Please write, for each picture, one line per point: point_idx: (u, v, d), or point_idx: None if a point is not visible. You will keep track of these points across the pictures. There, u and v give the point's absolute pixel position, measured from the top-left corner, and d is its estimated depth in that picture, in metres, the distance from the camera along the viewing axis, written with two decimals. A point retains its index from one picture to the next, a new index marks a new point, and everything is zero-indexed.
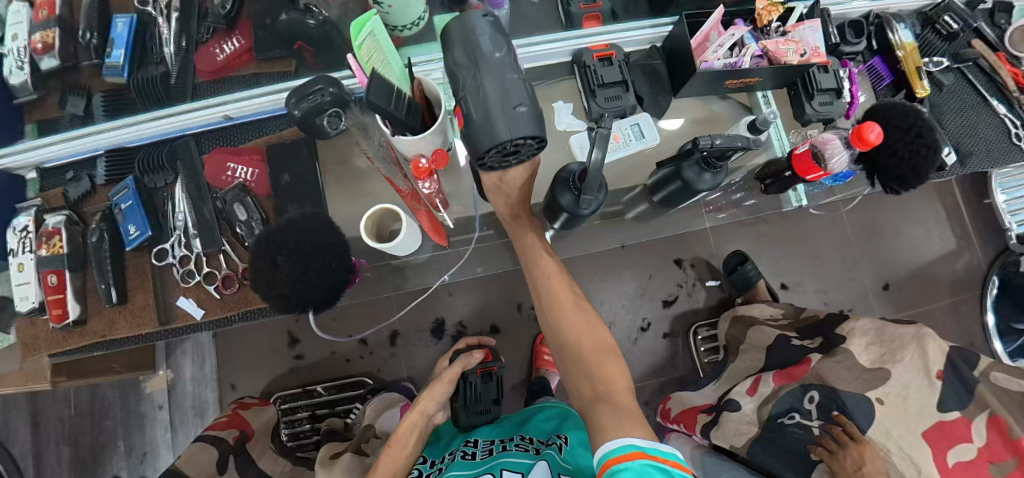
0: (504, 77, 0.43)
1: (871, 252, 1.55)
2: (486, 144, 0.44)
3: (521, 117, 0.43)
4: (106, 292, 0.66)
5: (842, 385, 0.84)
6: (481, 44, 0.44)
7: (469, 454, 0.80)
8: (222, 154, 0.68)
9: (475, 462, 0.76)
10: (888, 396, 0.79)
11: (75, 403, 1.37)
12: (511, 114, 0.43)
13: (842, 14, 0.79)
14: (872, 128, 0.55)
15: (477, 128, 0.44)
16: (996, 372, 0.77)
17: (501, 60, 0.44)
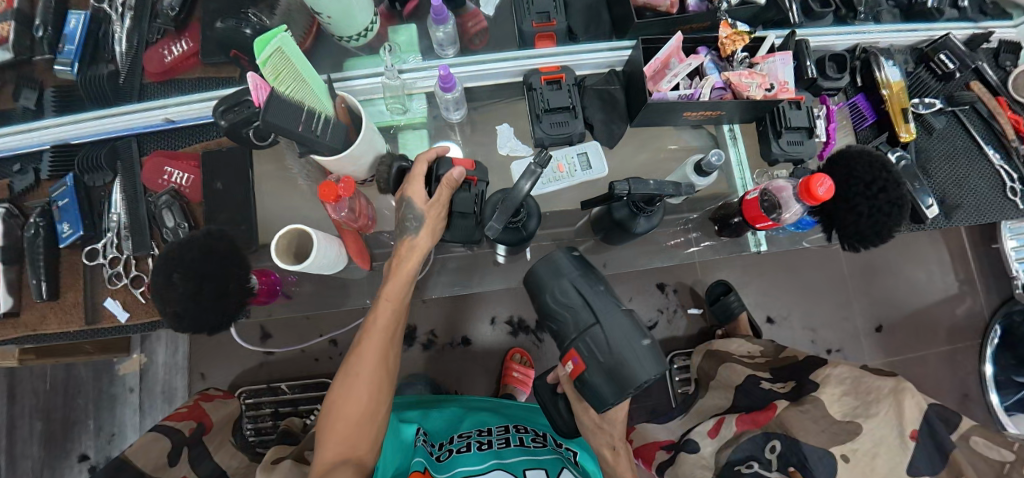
0: (607, 299, 0.53)
1: (867, 291, 1.48)
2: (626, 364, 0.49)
3: (647, 350, 0.50)
4: (37, 287, 0.66)
5: (805, 437, 0.79)
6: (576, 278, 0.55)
7: (482, 443, 0.75)
8: (161, 157, 0.67)
9: (486, 454, 0.72)
10: (854, 453, 0.72)
11: (51, 378, 1.40)
12: (638, 350, 0.50)
13: (824, 46, 0.73)
14: (821, 182, 0.49)
15: (617, 368, 0.49)
16: (976, 436, 0.70)
17: (605, 296, 0.53)
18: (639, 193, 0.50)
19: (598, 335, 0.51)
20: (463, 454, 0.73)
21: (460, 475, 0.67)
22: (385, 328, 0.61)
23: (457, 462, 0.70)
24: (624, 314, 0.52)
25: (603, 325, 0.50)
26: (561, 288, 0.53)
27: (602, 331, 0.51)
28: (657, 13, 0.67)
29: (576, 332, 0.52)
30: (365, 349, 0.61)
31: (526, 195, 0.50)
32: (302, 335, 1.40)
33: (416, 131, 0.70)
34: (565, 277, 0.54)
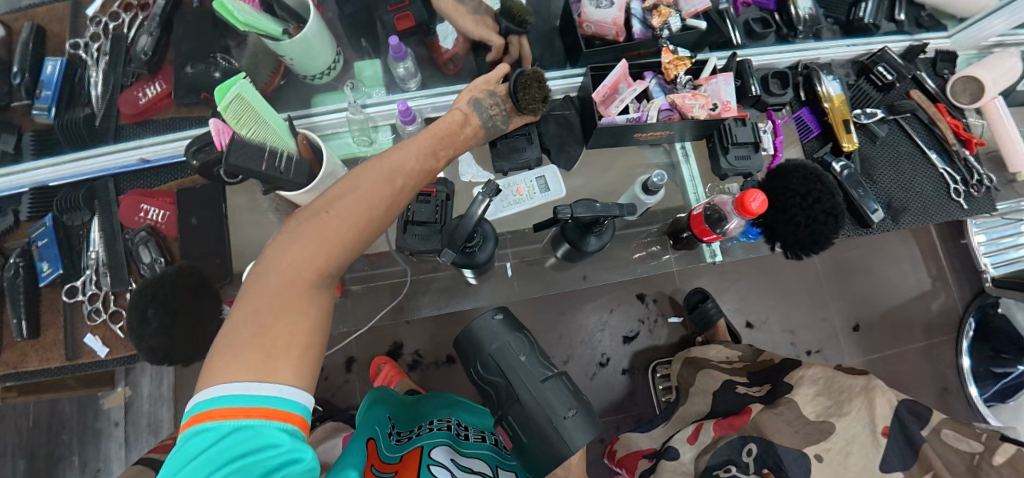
0: (539, 380, 0.56)
1: (843, 292, 1.52)
2: (545, 446, 0.53)
3: (573, 422, 0.53)
4: (18, 326, 0.67)
5: (780, 439, 0.81)
6: (508, 352, 0.58)
7: (461, 432, 0.81)
8: (137, 195, 0.70)
9: (465, 441, 0.78)
10: (828, 453, 0.74)
11: (35, 415, 1.40)
12: (562, 427, 0.53)
13: (768, 64, 0.77)
14: (754, 196, 0.53)
15: (537, 448, 0.53)
16: (946, 429, 0.72)
17: (529, 367, 0.57)
18: (582, 216, 0.52)
19: (518, 412, 0.55)
20: (443, 432, 0.79)
21: (441, 445, 0.74)
22: (388, 182, 0.50)
23: (438, 435, 0.77)
24: (553, 393, 0.55)
25: (522, 402, 0.54)
26: (486, 361, 0.58)
27: (523, 408, 0.54)
28: (605, 41, 0.72)
29: (501, 406, 0.57)
30: (357, 194, 0.47)
31: (480, 219, 0.53)
32: None
33: None
34: (495, 348, 0.58)
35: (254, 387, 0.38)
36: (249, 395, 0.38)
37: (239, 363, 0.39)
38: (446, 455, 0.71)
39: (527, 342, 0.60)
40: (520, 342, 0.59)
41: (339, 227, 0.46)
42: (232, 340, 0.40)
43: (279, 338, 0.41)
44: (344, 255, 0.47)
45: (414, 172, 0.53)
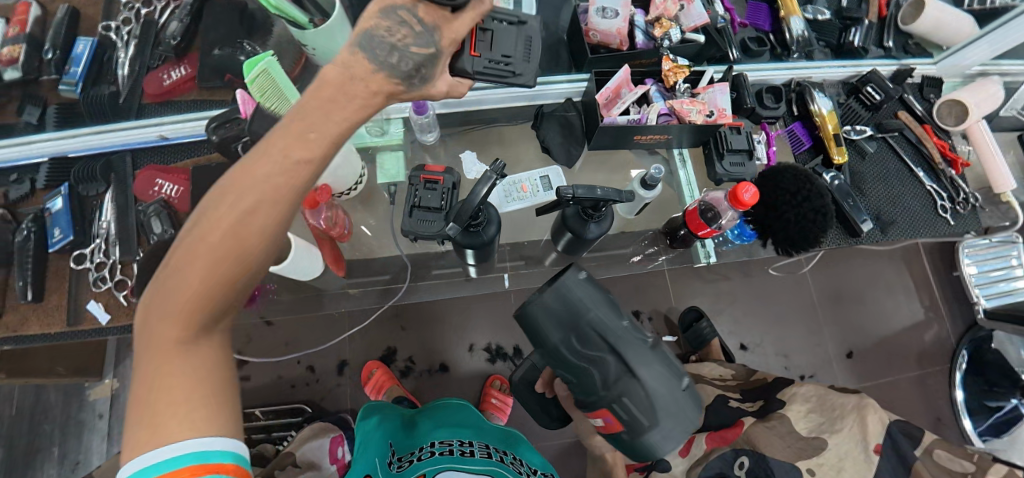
0: (647, 351, 0.49)
1: (837, 318, 1.52)
2: (670, 424, 0.47)
3: (689, 393, 0.49)
4: (23, 289, 0.69)
5: (772, 453, 0.86)
6: (607, 319, 0.49)
7: (466, 451, 0.88)
8: (152, 170, 0.72)
9: (470, 460, 0.85)
10: (820, 467, 0.80)
11: (19, 402, 1.38)
12: (682, 399, 0.48)
13: (763, 80, 0.81)
14: (747, 189, 0.56)
15: (658, 425, 0.48)
16: (939, 451, 0.80)
17: (633, 333, 0.49)
18: (585, 197, 0.54)
19: (635, 388, 0.47)
20: (447, 454, 0.86)
21: (446, 468, 0.82)
22: (253, 173, 0.34)
23: (441, 459, 0.84)
24: (662, 364, 0.49)
25: (643, 377, 0.47)
26: (583, 332, 0.48)
27: (642, 385, 0.47)
28: (610, 50, 0.76)
29: (603, 383, 0.48)
30: (223, 195, 0.33)
31: (483, 200, 0.55)
32: (277, 360, 1.38)
33: (394, 153, 0.76)
34: (582, 310, 0.49)
35: (173, 451, 0.31)
36: (165, 460, 0.31)
37: (137, 429, 0.32)
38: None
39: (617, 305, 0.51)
40: (610, 307, 0.50)
41: (211, 250, 0.33)
42: (136, 407, 0.33)
43: (178, 411, 0.32)
44: (228, 283, 0.35)
45: (298, 154, 0.35)
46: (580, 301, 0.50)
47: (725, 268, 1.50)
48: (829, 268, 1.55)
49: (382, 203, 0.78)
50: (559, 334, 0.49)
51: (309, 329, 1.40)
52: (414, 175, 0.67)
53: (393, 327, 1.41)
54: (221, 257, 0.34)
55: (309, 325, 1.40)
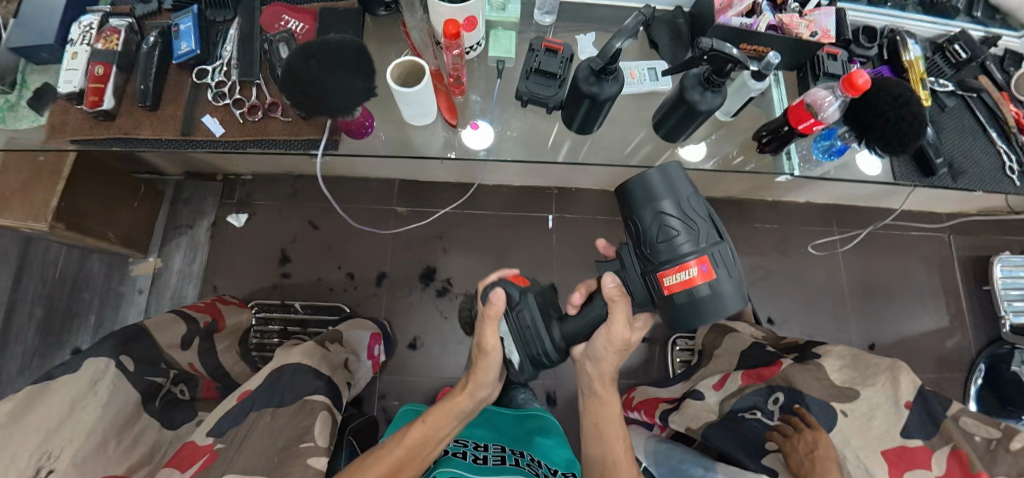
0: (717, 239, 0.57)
1: (865, 310, 1.54)
2: (726, 304, 0.55)
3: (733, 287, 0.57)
4: (143, 93, 0.71)
5: (809, 390, 0.92)
6: (693, 203, 0.59)
7: (478, 457, 0.81)
8: (279, 5, 0.75)
9: (482, 464, 0.77)
10: (852, 411, 0.89)
11: (64, 267, 1.43)
12: (728, 283, 0.56)
13: (856, 22, 0.86)
14: (861, 75, 0.60)
15: (711, 304, 0.56)
16: (965, 418, 0.87)
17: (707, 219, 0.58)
18: (716, 55, 0.58)
19: (721, 249, 0.57)
20: (457, 458, 0.79)
21: (452, 471, 0.72)
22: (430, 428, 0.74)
23: (454, 462, 0.76)
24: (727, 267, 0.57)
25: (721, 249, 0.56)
26: (687, 203, 0.58)
27: (721, 252, 0.56)
28: None
29: (688, 243, 0.56)
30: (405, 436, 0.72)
31: (618, 54, 0.58)
32: (320, 263, 1.43)
33: (507, 32, 0.78)
34: (677, 192, 0.59)
35: None
36: None
37: None
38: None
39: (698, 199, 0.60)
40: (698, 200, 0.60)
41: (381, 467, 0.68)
42: None
43: None
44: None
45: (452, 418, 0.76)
46: (675, 183, 0.60)
47: (762, 244, 1.53)
48: (863, 260, 1.57)
49: (486, 76, 0.80)
50: (672, 198, 0.59)
51: (355, 239, 1.45)
52: (537, 42, 0.71)
53: (435, 248, 1.44)
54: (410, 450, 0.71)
55: (355, 234, 1.45)
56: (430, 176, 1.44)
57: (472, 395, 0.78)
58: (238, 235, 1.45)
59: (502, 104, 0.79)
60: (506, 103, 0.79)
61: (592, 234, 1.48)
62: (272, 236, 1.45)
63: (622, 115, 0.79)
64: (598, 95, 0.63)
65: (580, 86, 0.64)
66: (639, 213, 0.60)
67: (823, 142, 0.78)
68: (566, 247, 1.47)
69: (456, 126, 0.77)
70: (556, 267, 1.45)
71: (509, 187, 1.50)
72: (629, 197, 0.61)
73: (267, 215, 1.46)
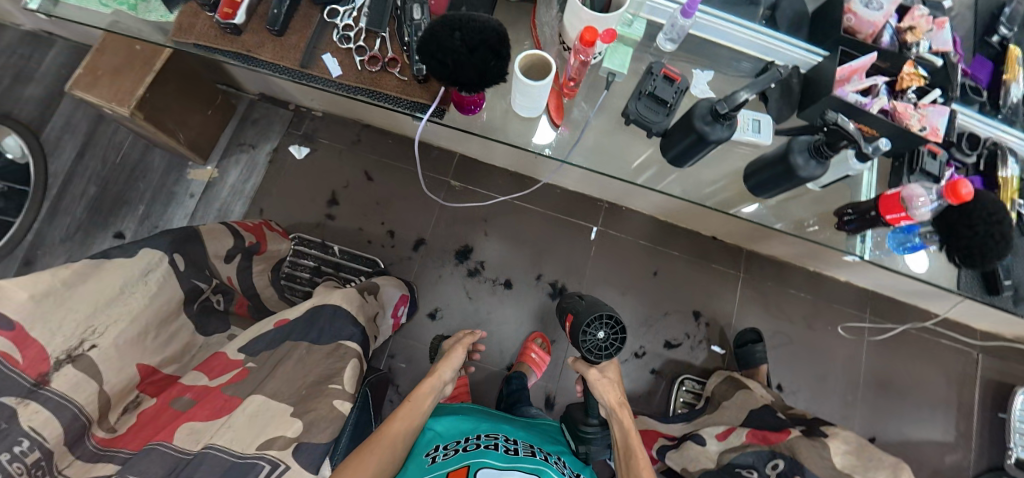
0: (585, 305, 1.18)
1: (873, 403, 1.53)
2: (587, 312, 1.11)
3: (596, 309, 1.11)
4: (275, 17, 0.72)
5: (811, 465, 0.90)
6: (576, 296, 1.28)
7: (509, 448, 0.92)
8: None
9: (512, 457, 0.88)
10: None
11: (126, 154, 1.48)
12: (591, 310, 1.12)
13: (964, 126, 0.84)
14: (965, 185, 0.60)
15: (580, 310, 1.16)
16: None
17: (585, 303, 1.18)
18: (835, 129, 0.60)
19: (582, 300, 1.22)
20: (491, 448, 0.90)
21: (485, 464, 0.84)
22: (418, 404, 0.94)
23: (486, 454, 0.87)
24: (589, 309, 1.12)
25: (582, 298, 1.24)
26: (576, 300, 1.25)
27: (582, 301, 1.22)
28: (855, 37, 0.79)
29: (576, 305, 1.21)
30: (408, 412, 0.91)
31: (744, 104, 0.61)
32: (365, 214, 1.46)
33: (624, 47, 0.80)
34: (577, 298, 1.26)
35: None
36: None
37: None
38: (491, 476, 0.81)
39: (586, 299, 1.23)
40: (590, 305, 1.16)
41: (398, 426, 0.88)
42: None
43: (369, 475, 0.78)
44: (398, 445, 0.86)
45: (434, 394, 0.98)
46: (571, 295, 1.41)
47: (791, 311, 1.53)
48: (885, 354, 1.56)
49: (594, 85, 0.82)
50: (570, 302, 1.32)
51: (403, 201, 1.48)
52: (656, 67, 0.73)
53: (477, 230, 1.47)
54: (411, 416, 0.91)
55: (407, 197, 1.48)
56: (490, 159, 1.46)
57: (434, 380, 1.00)
58: (294, 167, 1.49)
59: (600, 118, 0.82)
60: (605, 117, 0.82)
61: (629, 257, 1.50)
62: (327, 177, 1.48)
63: (715, 158, 0.81)
64: (710, 136, 0.64)
65: (693, 122, 0.65)
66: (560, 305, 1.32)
67: (900, 235, 0.77)
68: (601, 262, 1.49)
69: (557, 126, 0.80)
70: (586, 279, 1.47)
71: (562, 190, 1.52)
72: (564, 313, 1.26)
73: (327, 156, 1.50)
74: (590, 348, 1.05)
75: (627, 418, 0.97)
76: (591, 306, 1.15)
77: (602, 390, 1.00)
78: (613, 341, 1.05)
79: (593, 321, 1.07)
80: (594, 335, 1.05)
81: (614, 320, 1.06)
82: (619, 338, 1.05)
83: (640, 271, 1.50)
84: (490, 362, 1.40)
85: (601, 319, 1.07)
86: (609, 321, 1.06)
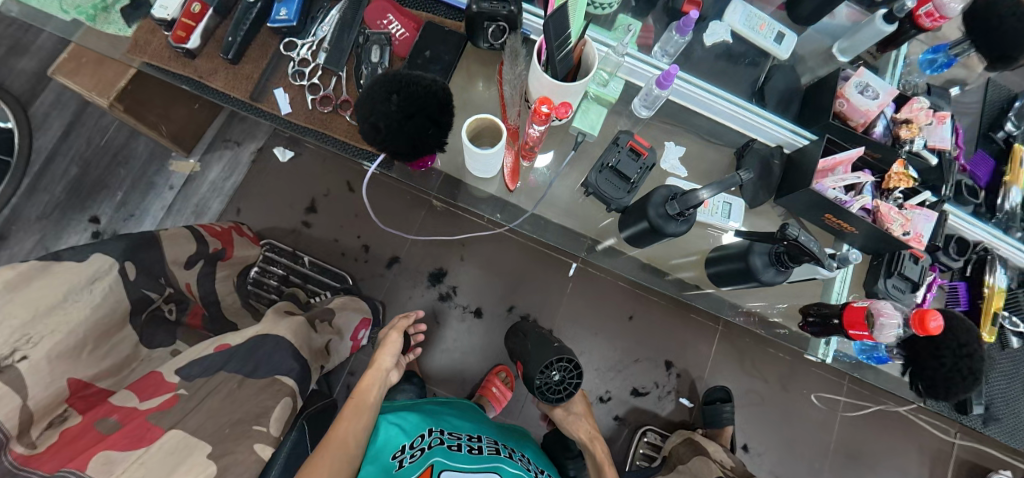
0: (536, 341, 1.04)
1: (842, 475, 1.43)
2: (541, 354, 0.97)
3: (554, 347, 0.98)
4: (228, 45, 0.71)
5: None
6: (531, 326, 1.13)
7: (473, 447, 0.83)
8: (388, 4, 0.73)
9: (478, 457, 0.80)
10: None
11: (110, 139, 1.47)
12: (548, 348, 0.98)
13: (955, 228, 0.79)
14: (935, 317, 0.56)
15: (534, 346, 1.02)
16: None
17: (538, 338, 1.04)
18: (796, 246, 0.55)
19: (536, 333, 1.08)
20: (453, 448, 0.81)
21: (449, 466, 0.75)
22: (364, 396, 0.86)
23: (449, 453, 0.78)
24: (543, 347, 1.00)
25: (536, 331, 1.08)
26: (530, 335, 1.08)
27: (536, 334, 1.07)
28: (845, 124, 0.73)
29: (529, 340, 1.06)
30: (355, 411, 0.83)
31: (701, 202, 0.56)
32: (341, 225, 1.44)
33: (598, 107, 0.75)
34: (531, 329, 1.10)
35: None
36: None
37: None
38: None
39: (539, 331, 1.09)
40: (543, 340, 1.03)
41: (345, 421, 0.79)
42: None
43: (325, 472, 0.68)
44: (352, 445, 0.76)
45: (379, 381, 0.92)
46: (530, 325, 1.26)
47: (767, 370, 1.47)
48: (862, 426, 1.46)
49: (563, 144, 0.78)
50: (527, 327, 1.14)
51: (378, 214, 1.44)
52: (623, 137, 0.67)
53: (453, 253, 1.43)
54: (360, 408, 0.84)
55: (385, 212, 1.43)
56: None
57: (376, 370, 0.94)
58: (276, 169, 1.47)
59: (563, 183, 0.79)
60: (564, 186, 0.79)
61: (607, 298, 1.45)
62: (307, 183, 1.46)
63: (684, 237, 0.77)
64: (667, 229, 0.61)
65: (648, 210, 0.61)
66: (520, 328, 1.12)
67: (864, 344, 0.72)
68: (575, 299, 1.45)
69: (511, 191, 0.78)
70: (559, 315, 1.43)
71: None
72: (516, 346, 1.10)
73: (310, 161, 1.47)
74: (545, 392, 0.93)
75: (599, 447, 0.95)
76: (541, 343, 1.02)
77: (573, 429, 0.98)
78: (570, 383, 0.94)
79: (551, 364, 0.94)
80: (551, 380, 0.93)
81: (569, 359, 0.94)
82: (577, 378, 0.94)
83: (616, 314, 1.45)
84: (451, 391, 1.36)
85: (559, 362, 0.94)
86: (567, 364, 0.94)
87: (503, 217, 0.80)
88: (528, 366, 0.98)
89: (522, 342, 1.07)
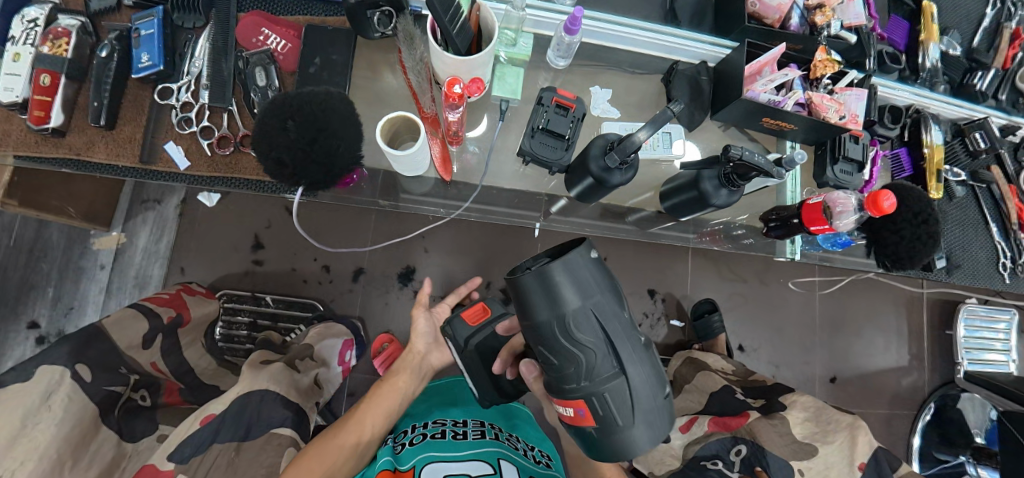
0: (639, 366, 0.49)
1: (831, 344, 1.53)
2: (652, 411, 0.50)
3: (662, 395, 0.52)
4: (96, 111, 0.63)
5: (769, 446, 0.79)
6: (599, 294, 0.48)
7: (458, 433, 0.79)
8: (258, 16, 0.65)
9: (462, 443, 0.76)
10: (809, 471, 0.75)
11: (17, 235, 1.33)
12: (659, 397, 0.51)
13: (885, 98, 0.81)
14: (888, 197, 0.59)
15: (637, 371, 0.49)
16: None
17: (628, 340, 0.49)
18: (744, 163, 0.55)
19: (612, 314, 0.48)
20: (437, 439, 0.77)
21: (434, 458, 0.71)
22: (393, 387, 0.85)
23: (431, 445, 0.75)
24: (649, 383, 0.50)
25: (623, 325, 0.49)
26: (610, 326, 0.48)
27: (616, 326, 0.48)
28: (762, 23, 0.72)
29: (606, 347, 0.48)
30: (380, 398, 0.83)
31: (642, 144, 0.54)
32: (295, 253, 1.37)
33: (514, 68, 0.71)
34: (612, 310, 0.48)
35: None
36: None
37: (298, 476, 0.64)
38: (439, 470, 0.68)
39: (618, 305, 0.49)
40: (649, 367, 0.50)
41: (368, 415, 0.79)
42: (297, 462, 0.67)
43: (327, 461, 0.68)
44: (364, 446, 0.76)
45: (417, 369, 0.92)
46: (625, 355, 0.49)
47: (743, 271, 1.51)
48: (840, 296, 1.55)
49: (489, 116, 0.74)
50: (587, 277, 0.48)
51: (330, 231, 1.37)
52: (546, 95, 0.63)
53: (416, 247, 1.39)
54: (386, 407, 0.82)
55: (336, 228, 1.37)
56: None
57: (413, 353, 0.93)
58: (207, 216, 1.37)
59: (500, 159, 0.75)
60: (502, 159, 0.75)
61: None
62: (245, 220, 1.37)
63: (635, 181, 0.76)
64: (609, 179, 0.59)
65: (589, 165, 0.59)
66: (569, 287, 0.47)
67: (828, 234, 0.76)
68: None
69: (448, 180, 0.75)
70: None
71: None
72: (563, 335, 0.47)
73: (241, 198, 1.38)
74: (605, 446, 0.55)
75: None
76: (651, 370, 0.51)
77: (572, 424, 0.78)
78: None
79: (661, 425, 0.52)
80: None
81: None
82: None
83: None
84: None
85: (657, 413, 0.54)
86: None
87: (449, 209, 0.79)
88: (629, 423, 0.49)
89: (601, 342, 0.47)
